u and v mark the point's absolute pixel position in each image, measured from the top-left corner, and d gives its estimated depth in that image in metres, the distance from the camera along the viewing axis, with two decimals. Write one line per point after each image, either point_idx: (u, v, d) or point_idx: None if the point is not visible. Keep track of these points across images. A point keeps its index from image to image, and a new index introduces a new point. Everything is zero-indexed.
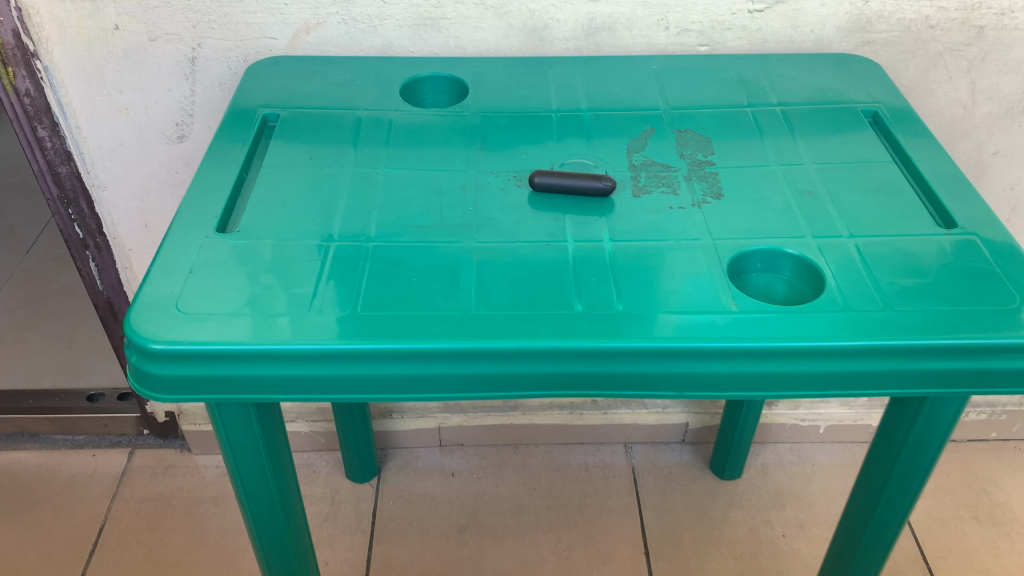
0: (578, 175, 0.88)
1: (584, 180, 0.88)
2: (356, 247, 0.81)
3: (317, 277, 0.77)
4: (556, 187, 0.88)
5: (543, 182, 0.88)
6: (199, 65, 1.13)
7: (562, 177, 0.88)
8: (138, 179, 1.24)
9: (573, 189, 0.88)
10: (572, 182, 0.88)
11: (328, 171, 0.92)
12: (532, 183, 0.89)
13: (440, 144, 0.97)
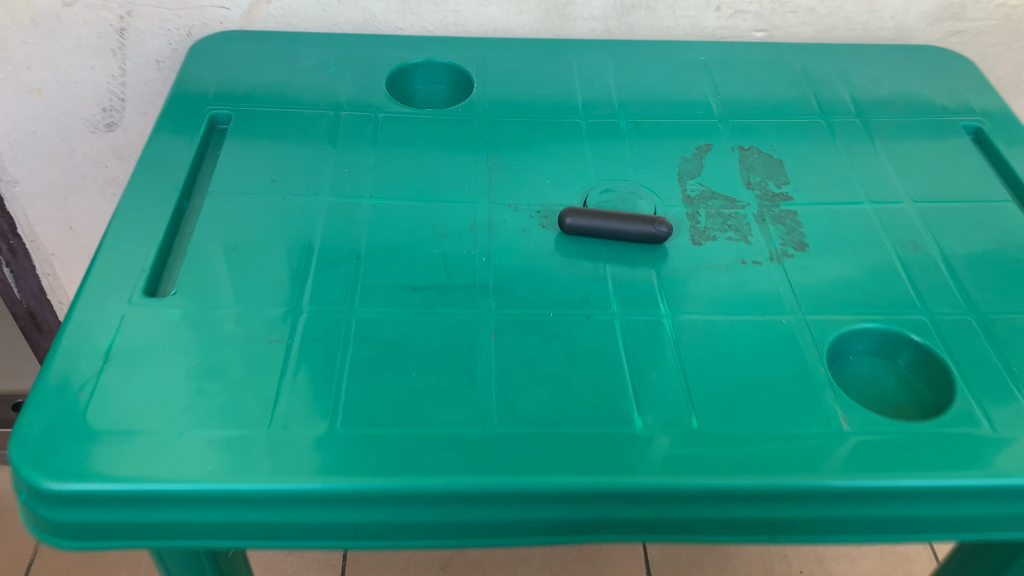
0: (623, 218, 0.68)
1: (633, 225, 0.67)
2: (335, 322, 0.60)
3: (280, 370, 0.56)
4: (594, 232, 0.68)
5: (577, 227, 0.68)
6: (129, 39, 0.89)
7: (602, 220, 0.68)
8: (59, 173, 1.01)
9: (617, 236, 0.68)
10: (616, 228, 0.67)
11: (295, 200, 0.70)
12: (561, 225, 0.69)
13: (440, 162, 0.76)
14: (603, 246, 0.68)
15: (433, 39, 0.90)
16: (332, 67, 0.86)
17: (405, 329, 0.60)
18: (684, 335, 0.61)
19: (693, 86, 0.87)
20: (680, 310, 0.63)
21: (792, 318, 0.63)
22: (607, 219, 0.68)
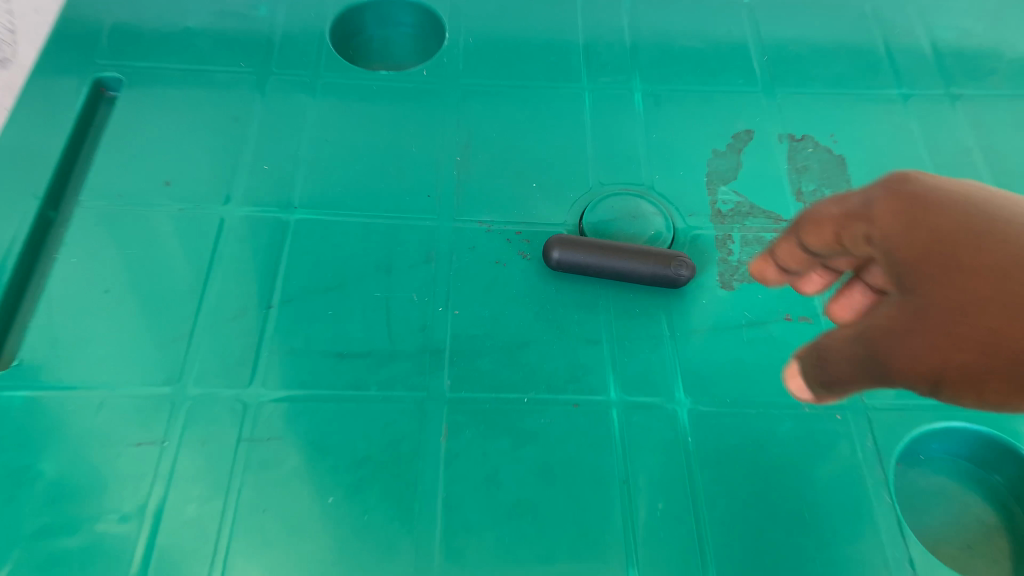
0: (629, 252, 0.50)
1: (642, 262, 0.50)
2: (234, 418, 0.45)
3: (156, 502, 0.42)
4: (590, 268, 0.50)
5: (566, 261, 0.50)
6: None
7: (601, 253, 0.50)
8: None
9: (621, 275, 0.50)
10: (620, 265, 0.50)
11: (195, 212, 0.53)
12: (546, 256, 0.51)
13: (393, 152, 0.57)
14: (603, 289, 0.51)
15: None
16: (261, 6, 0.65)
17: (327, 428, 0.45)
18: (703, 442, 0.46)
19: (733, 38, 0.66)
20: (698, 397, 0.47)
21: (847, 415, 0.47)
22: (607, 251, 0.50)
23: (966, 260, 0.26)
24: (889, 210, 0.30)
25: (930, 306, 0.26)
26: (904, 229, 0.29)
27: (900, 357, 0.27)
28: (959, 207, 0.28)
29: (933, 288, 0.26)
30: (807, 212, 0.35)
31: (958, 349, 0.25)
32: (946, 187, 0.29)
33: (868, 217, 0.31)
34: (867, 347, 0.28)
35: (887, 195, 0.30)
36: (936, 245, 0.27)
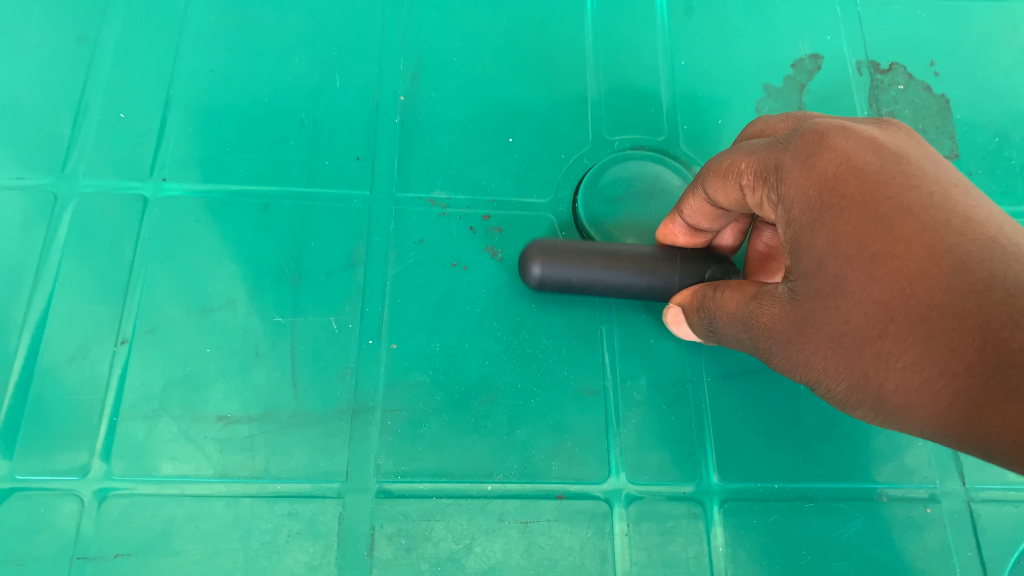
0: (646, 257, 0.33)
1: (668, 272, 0.33)
2: (76, 535, 0.31)
3: None
4: (586, 287, 0.34)
5: (550, 277, 0.33)
6: None
7: (601, 263, 0.33)
8: None
9: (634, 292, 0.33)
10: (632, 278, 0.33)
11: (17, 187, 0.36)
12: (523, 269, 0.34)
13: (307, 88, 0.39)
14: (603, 307, 0.36)
15: None
16: None
17: (205, 535, 0.32)
18: (742, 566, 0.33)
19: None
20: (735, 485, 0.34)
21: (941, 506, 0.34)
22: (612, 261, 0.33)
23: (837, 288, 0.24)
24: (801, 199, 0.26)
25: (815, 328, 0.25)
26: (802, 225, 0.26)
27: (786, 360, 0.27)
28: (871, 214, 0.24)
29: (811, 311, 0.25)
30: (716, 157, 0.31)
31: (826, 372, 0.25)
32: (858, 169, 0.25)
33: (769, 183, 0.27)
34: (753, 336, 0.28)
35: (790, 160, 0.26)
36: (830, 262, 0.24)
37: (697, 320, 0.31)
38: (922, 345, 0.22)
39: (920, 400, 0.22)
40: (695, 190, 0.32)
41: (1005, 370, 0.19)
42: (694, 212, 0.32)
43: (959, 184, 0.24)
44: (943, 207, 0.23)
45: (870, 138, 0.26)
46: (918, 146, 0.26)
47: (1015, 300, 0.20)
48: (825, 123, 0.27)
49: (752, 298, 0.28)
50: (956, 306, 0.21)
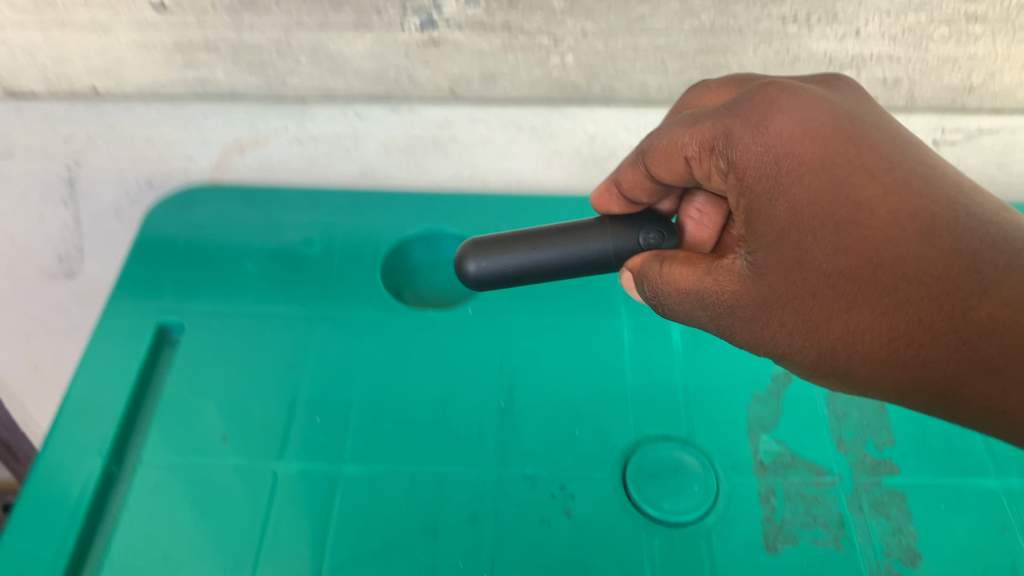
0: (554, 239, 0.49)
1: (593, 241, 0.49)
2: None
3: None
4: (513, 271, 0.49)
5: (486, 272, 0.49)
6: (79, 189, 0.74)
7: (523, 249, 0.49)
8: (15, 318, 0.86)
9: (553, 269, 0.49)
10: (548, 256, 0.49)
11: (250, 468, 0.55)
12: (459, 273, 0.50)
13: (439, 402, 0.59)
14: (646, 554, 0.52)
15: (441, 199, 0.73)
16: (314, 243, 0.69)
17: None
18: None
19: None
20: None
21: None
22: (535, 246, 0.49)
23: (806, 258, 0.37)
24: (760, 165, 0.39)
25: (785, 305, 0.39)
26: (770, 193, 0.38)
27: (759, 329, 0.41)
28: (831, 182, 0.36)
29: (784, 276, 0.39)
30: (656, 141, 0.46)
31: (794, 337, 0.39)
32: (816, 134, 0.37)
33: (724, 150, 0.41)
34: (711, 311, 0.43)
35: (746, 127, 0.39)
36: (800, 235, 0.37)
37: (655, 282, 0.46)
38: (890, 315, 0.35)
39: (886, 378, 0.36)
40: (633, 164, 0.48)
41: (972, 342, 0.33)
42: (625, 182, 0.50)
43: (892, 146, 0.38)
44: (888, 175, 0.36)
45: (822, 108, 0.38)
46: (847, 106, 0.40)
47: (976, 278, 0.33)
48: (775, 93, 0.39)
49: (707, 277, 0.43)
50: (922, 278, 0.34)
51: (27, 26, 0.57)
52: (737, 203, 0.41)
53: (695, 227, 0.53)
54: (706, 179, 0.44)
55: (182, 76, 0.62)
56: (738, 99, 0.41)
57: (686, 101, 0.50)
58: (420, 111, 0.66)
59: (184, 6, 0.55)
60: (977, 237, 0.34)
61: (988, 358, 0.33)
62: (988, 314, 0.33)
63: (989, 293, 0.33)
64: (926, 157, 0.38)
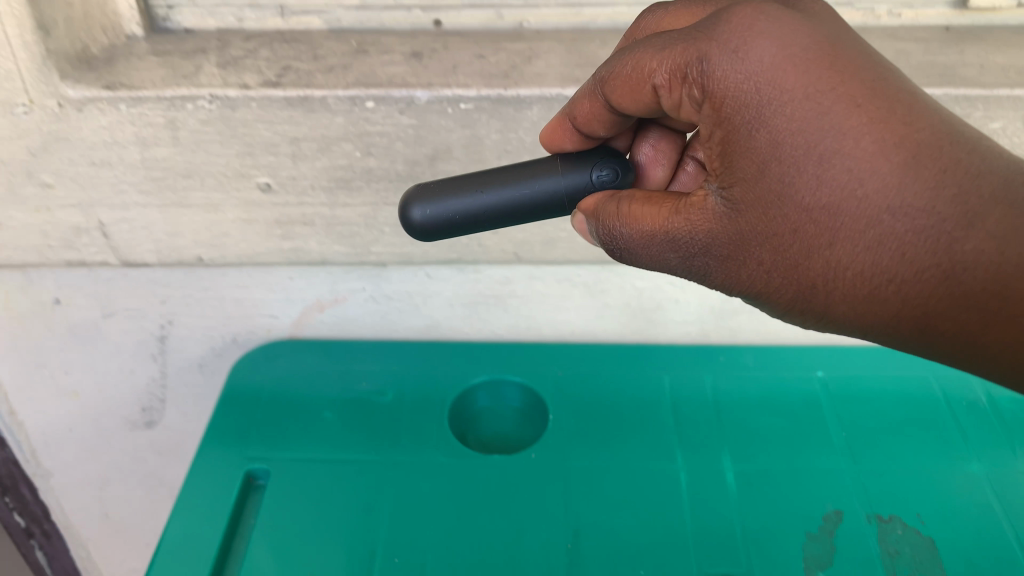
0: (501, 180, 0.48)
1: (542, 180, 0.48)
2: None
3: None
4: (459, 217, 0.48)
5: (433, 216, 0.48)
6: (170, 345, 0.81)
7: (469, 193, 0.48)
8: (94, 467, 0.91)
9: (501, 212, 0.48)
10: (495, 198, 0.48)
11: None
12: (406, 222, 0.49)
13: (510, 543, 0.62)
14: None
15: (501, 349, 0.79)
16: (386, 393, 0.75)
17: None
18: None
19: (809, 411, 0.73)
20: None
21: None
22: (483, 189, 0.48)
23: (789, 191, 0.39)
24: (737, 92, 0.39)
25: (762, 237, 0.42)
26: (750, 123, 0.39)
27: (735, 263, 0.44)
28: (815, 108, 0.38)
29: (762, 210, 0.41)
30: (623, 68, 0.45)
31: (769, 264, 0.42)
32: (798, 60, 0.38)
33: (700, 75, 0.41)
34: (681, 250, 0.45)
35: (724, 53, 0.39)
36: (781, 164, 0.39)
37: (615, 220, 0.46)
38: (873, 245, 0.39)
39: (865, 302, 0.41)
40: (592, 93, 0.49)
41: (952, 273, 0.38)
42: (581, 114, 0.50)
43: (866, 62, 0.39)
44: (872, 103, 0.38)
45: (801, 32, 0.39)
46: (817, 21, 0.40)
47: (962, 209, 0.37)
48: (751, 16, 0.39)
49: (676, 214, 0.44)
50: (907, 210, 0.38)
51: (149, 207, 0.66)
52: (712, 133, 0.42)
53: (651, 168, 0.56)
54: (675, 110, 0.44)
55: (279, 246, 0.69)
56: (709, 24, 0.41)
57: (644, 27, 0.51)
58: (485, 270, 0.73)
59: (286, 186, 0.64)
60: (960, 165, 0.37)
61: (971, 290, 0.38)
62: (973, 246, 0.37)
63: (973, 226, 0.37)
64: (890, 65, 0.40)
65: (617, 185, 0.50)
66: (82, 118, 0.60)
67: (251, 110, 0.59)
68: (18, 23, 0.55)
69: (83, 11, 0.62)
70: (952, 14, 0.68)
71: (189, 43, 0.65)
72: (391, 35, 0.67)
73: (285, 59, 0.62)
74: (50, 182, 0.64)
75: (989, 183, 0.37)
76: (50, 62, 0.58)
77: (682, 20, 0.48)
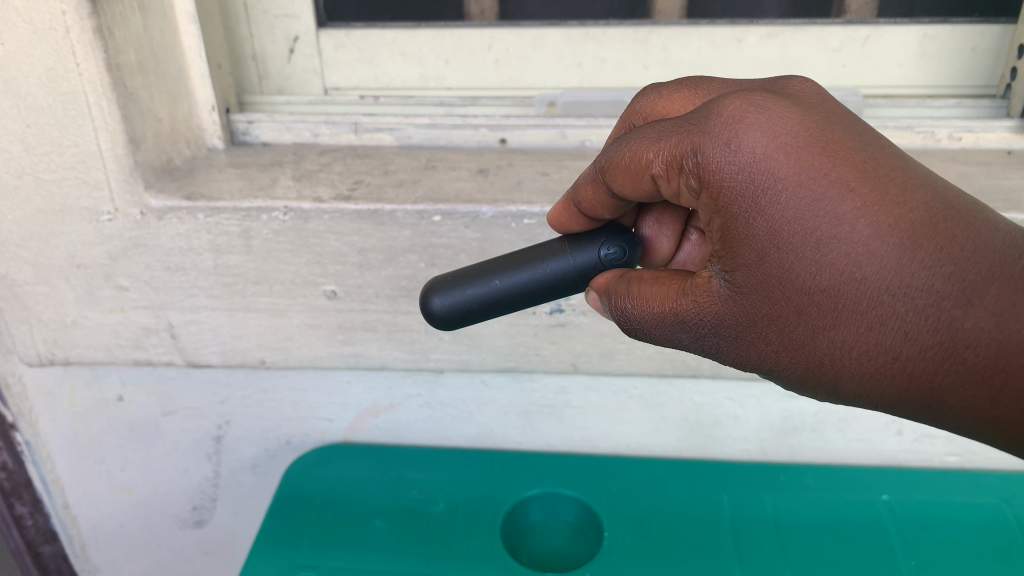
0: (512, 265, 0.47)
1: (552, 261, 0.47)
2: None
3: None
4: (474, 305, 0.48)
5: (451, 306, 0.48)
6: (225, 445, 0.81)
7: (483, 281, 0.47)
8: (141, 565, 0.90)
9: (515, 297, 0.47)
10: (507, 284, 0.47)
11: None
12: (427, 312, 0.49)
13: None
14: None
15: (555, 461, 0.78)
16: (438, 502, 0.74)
17: None
18: None
19: (875, 537, 0.70)
20: None
21: None
22: (496, 276, 0.47)
23: (789, 276, 0.38)
24: (728, 179, 0.38)
25: (768, 318, 0.40)
26: (746, 212, 0.38)
27: (745, 343, 0.42)
28: (807, 194, 0.36)
29: (766, 294, 0.39)
30: (623, 154, 0.42)
31: (778, 344, 0.41)
32: (788, 147, 0.36)
33: (694, 167, 0.39)
34: (689, 334, 0.43)
35: (714, 141, 0.37)
36: (779, 250, 0.37)
37: (624, 301, 0.44)
38: (878, 326, 0.37)
39: (875, 380, 0.39)
40: (593, 180, 0.46)
41: (955, 350, 0.36)
42: (586, 199, 0.47)
43: (856, 138, 0.37)
44: (865, 184, 0.36)
45: (790, 117, 0.37)
46: (803, 99, 0.38)
47: (961, 287, 0.35)
48: (740, 104, 0.37)
49: (680, 296, 0.42)
50: (907, 291, 0.36)
51: (217, 310, 0.68)
52: (710, 220, 0.40)
53: (658, 241, 0.53)
54: (676, 197, 0.42)
55: (340, 350, 0.70)
56: (700, 113, 0.39)
57: (638, 108, 0.47)
58: (540, 379, 0.74)
59: (352, 294, 0.66)
60: (957, 242, 0.35)
61: (976, 367, 0.36)
62: (973, 324, 0.35)
63: (974, 303, 0.35)
64: (880, 134, 0.38)
65: (629, 261, 0.47)
66: (161, 226, 0.62)
67: (323, 221, 0.62)
68: (112, 136, 0.59)
69: (171, 126, 0.65)
70: (1014, 138, 0.68)
71: (267, 157, 0.70)
72: (459, 152, 0.71)
73: (358, 174, 0.66)
74: (125, 285, 0.66)
75: (988, 258, 0.35)
76: (137, 173, 0.61)
77: (675, 104, 0.45)
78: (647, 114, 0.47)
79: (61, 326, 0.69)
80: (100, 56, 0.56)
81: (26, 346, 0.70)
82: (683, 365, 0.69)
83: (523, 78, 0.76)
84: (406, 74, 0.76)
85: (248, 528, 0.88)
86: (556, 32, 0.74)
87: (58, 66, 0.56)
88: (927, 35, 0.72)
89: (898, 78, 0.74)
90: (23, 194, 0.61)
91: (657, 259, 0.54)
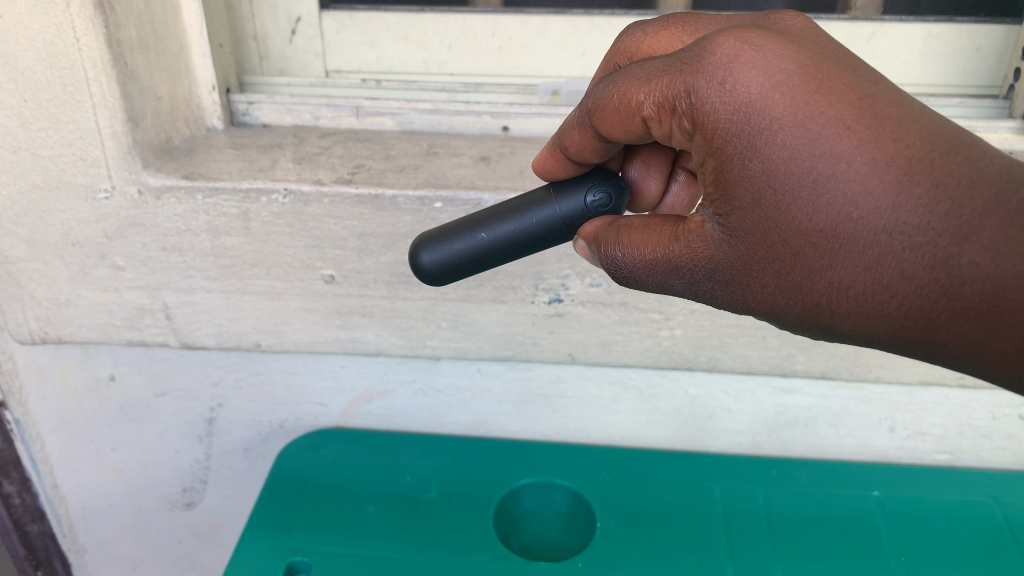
0: (499, 216, 0.47)
1: (538, 211, 0.47)
2: None
3: None
4: (462, 259, 0.48)
5: (439, 262, 0.48)
6: (217, 426, 0.81)
7: (470, 235, 0.47)
8: (128, 546, 0.90)
9: (504, 249, 0.47)
10: (494, 236, 0.47)
11: None
12: (416, 268, 0.49)
13: None
14: None
15: (548, 451, 0.78)
16: (431, 489, 0.74)
17: None
18: None
19: (867, 533, 0.70)
20: None
21: None
22: (482, 228, 0.47)
23: (785, 217, 0.38)
24: (724, 122, 0.37)
25: (764, 261, 0.40)
26: (741, 152, 0.37)
27: (741, 287, 0.42)
28: (803, 135, 0.36)
29: (762, 236, 0.39)
30: (612, 93, 0.42)
31: (773, 287, 0.41)
32: (784, 86, 0.36)
33: (687, 108, 0.38)
34: (683, 279, 0.43)
35: (708, 81, 0.37)
36: (776, 192, 0.37)
37: (615, 249, 0.44)
38: (874, 267, 0.37)
39: (871, 319, 0.39)
40: (581, 125, 0.45)
41: (951, 288, 0.36)
42: (572, 144, 0.46)
43: (851, 72, 0.37)
44: (862, 121, 0.35)
45: (784, 53, 0.36)
46: (798, 33, 0.38)
47: (957, 224, 0.35)
48: (735, 41, 0.36)
49: (674, 241, 0.42)
50: (903, 230, 0.36)
51: (213, 292, 0.67)
52: (704, 162, 0.40)
53: (646, 185, 0.53)
54: (667, 139, 0.42)
55: (337, 335, 0.70)
56: (691, 52, 0.38)
57: (624, 48, 0.47)
58: (536, 368, 0.74)
59: (350, 279, 0.65)
60: (954, 179, 0.35)
61: (971, 304, 0.36)
62: (968, 263, 0.35)
63: (969, 239, 0.35)
64: (876, 69, 0.37)
65: (615, 207, 0.47)
66: (159, 206, 0.62)
67: (322, 205, 0.61)
68: (111, 114, 0.59)
69: (171, 105, 0.65)
70: (1015, 139, 0.68)
71: (266, 138, 0.69)
72: (461, 138, 0.70)
73: (359, 157, 0.66)
74: (121, 265, 0.65)
75: (984, 194, 0.35)
76: (135, 152, 0.61)
77: (662, 43, 0.45)
78: (632, 53, 0.46)
79: (55, 305, 0.68)
80: (100, 33, 0.55)
81: (17, 324, 0.69)
82: (679, 357, 0.69)
83: (527, 66, 0.76)
84: (409, 57, 0.76)
85: (239, 511, 0.87)
86: (561, 20, 0.73)
87: (57, 41, 0.55)
88: (933, 33, 0.72)
89: (902, 76, 0.74)
90: (19, 170, 0.61)
91: (646, 205, 0.54)
